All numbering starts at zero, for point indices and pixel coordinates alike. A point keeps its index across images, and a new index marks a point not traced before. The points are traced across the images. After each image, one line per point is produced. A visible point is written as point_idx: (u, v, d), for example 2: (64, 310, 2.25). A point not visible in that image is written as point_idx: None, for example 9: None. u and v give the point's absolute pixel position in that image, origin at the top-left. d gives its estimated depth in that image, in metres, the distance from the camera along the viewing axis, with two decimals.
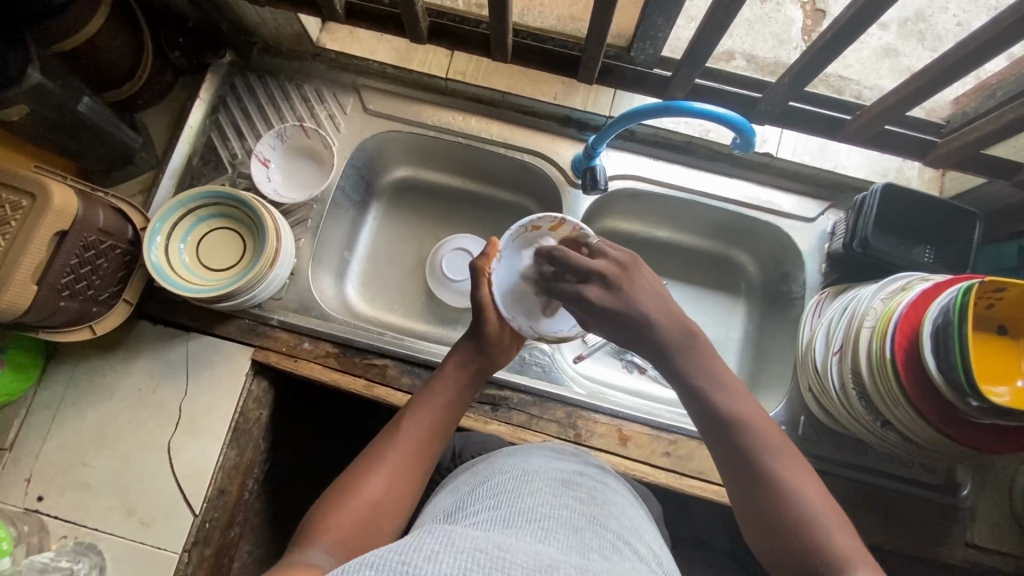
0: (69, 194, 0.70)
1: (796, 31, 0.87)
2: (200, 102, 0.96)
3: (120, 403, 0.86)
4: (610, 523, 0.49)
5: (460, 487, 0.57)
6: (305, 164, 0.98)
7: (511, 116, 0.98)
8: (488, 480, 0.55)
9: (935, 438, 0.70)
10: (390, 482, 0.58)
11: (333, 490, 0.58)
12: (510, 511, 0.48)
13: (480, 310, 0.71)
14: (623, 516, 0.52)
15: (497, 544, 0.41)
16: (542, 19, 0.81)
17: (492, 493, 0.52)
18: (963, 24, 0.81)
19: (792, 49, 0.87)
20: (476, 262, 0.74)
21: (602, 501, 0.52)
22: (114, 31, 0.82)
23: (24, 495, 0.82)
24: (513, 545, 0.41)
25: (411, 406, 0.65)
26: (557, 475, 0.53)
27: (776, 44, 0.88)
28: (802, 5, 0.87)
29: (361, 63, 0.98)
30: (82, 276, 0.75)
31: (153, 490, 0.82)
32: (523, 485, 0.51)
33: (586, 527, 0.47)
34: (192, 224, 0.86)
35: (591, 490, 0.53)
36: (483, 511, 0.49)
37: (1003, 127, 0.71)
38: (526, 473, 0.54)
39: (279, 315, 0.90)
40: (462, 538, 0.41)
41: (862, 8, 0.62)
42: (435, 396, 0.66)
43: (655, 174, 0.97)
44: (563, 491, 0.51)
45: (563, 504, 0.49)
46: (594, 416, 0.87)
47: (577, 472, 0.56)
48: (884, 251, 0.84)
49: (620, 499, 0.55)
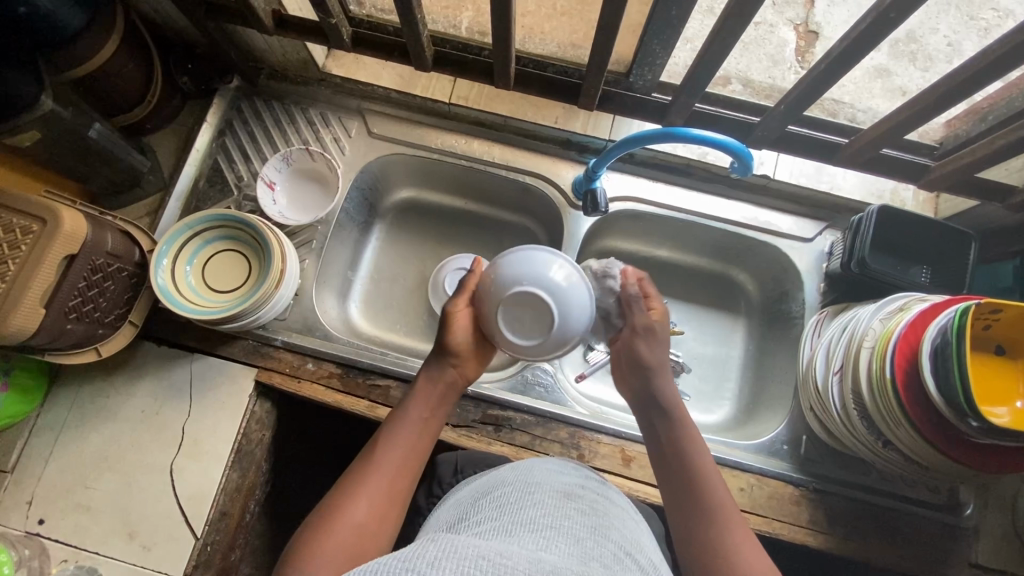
0: (79, 219, 0.71)
1: (789, 51, 0.89)
2: (207, 125, 0.98)
3: (123, 424, 0.86)
4: (610, 535, 0.49)
5: (462, 499, 0.57)
6: (303, 170, 0.99)
7: (513, 139, 1.00)
8: (490, 492, 0.55)
9: (936, 457, 0.70)
10: (372, 507, 0.58)
11: (314, 520, 0.57)
12: (512, 522, 0.48)
13: (447, 317, 0.73)
14: (625, 528, 0.53)
15: (499, 551, 0.41)
16: (543, 46, 0.84)
17: (494, 505, 0.52)
18: (953, 44, 0.84)
19: (787, 70, 0.89)
20: (465, 278, 0.75)
21: (603, 513, 0.53)
22: (126, 58, 0.84)
23: (25, 518, 0.81)
24: (516, 552, 0.42)
25: (389, 428, 0.65)
26: (557, 490, 0.54)
27: (770, 65, 0.90)
28: (794, 27, 0.90)
29: (366, 87, 1.01)
30: (89, 299, 0.75)
31: (155, 513, 0.82)
32: (525, 496, 0.52)
33: (587, 537, 0.47)
34: (197, 246, 0.87)
35: (591, 502, 0.54)
36: (484, 523, 0.49)
37: (995, 152, 0.73)
38: (529, 485, 0.54)
39: (282, 336, 0.91)
40: (464, 546, 0.41)
41: (855, 41, 0.64)
42: (411, 416, 0.67)
43: (654, 195, 0.98)
44: (563, 503, 0.52)
45: (564, 514, 0.50)
46: (596, 436, 0.87)
47: (576, 485, 0.56)
48: (882, 271, 0.85)
49: (620, 513, 0.56)
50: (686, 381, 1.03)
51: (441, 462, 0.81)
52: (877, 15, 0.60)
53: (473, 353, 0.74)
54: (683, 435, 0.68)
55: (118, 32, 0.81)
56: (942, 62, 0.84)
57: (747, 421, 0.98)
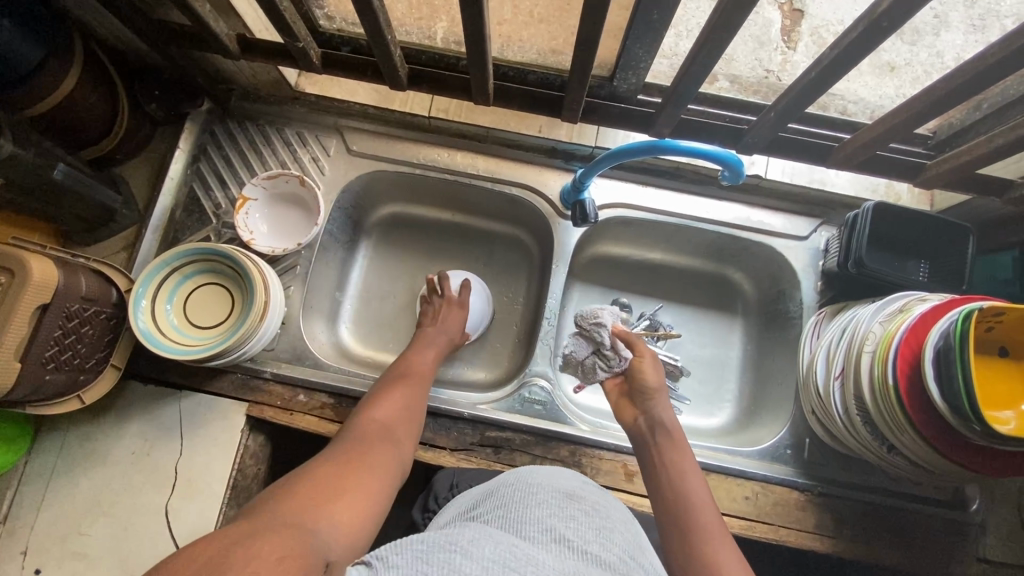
0: (49, 267, 0.68)
1: (775, 31, 0.84)
2: (179, 153, 0.95)
3: (116, 467, 0.84)
4: (615, 537, 0.50)
5: (464, 502, 0.58)
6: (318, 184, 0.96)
7: (496, 149, 0.97)
8: (496, 491, 0.56)
9: (942, 462, 0.69)
10: (406, 395, 0.76)
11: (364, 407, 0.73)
12: (522, 522, 0.48)
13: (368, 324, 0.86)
14: (626, 528, 0.53)
15: (516, 557, 0.42)
16: (522, 53, 0.80)
17: (501, 501, 0.52)
18: (940, 15, 0.77)
19: (773, 50, 0.84)
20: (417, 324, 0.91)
21: (606, 514, 0.53)
22: (87, 90, 0.80)
23: (20, 569, 0.80)
24: (534, 554, 0.43)
25: (419, 344, 0.87)
26: (561, 492, 0.54)
27: (755, 46, 0.84)
28: (779, 6, 0.85)
29: (342, 104, 0.97)
30: (67, 346, 0.73)
31: (152, 557, 0.80)
32: (530, 497, 0.52)
33: (594, 538, 0.48)
34: (178, 281, 0.84)
35: (594, 504, 0.54)
36: (493, 520, 0.49)
37: (995, 151, 0.70)
38: (532, 486, 0.54)
39: (271, 368, 0.89)
40: (488, 543, 0.43)
41: (848, 47, 0.60)
42: (439, 335, 0.90)
43: (643, 200, 0.96)
44: (568, 503, 0.52)
45: (570, 514, 0.50)
46: (598, 452, 0.86)
47: (579, 487, 0.56)
48: (879, 270, 0.83)
49: (621, 514, 0.56)
50: (685, 384, 1.01)
51: (438, 478, 0.80)
52: (869, 24, 0.56)
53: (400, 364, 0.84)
54: (673, 450, 0.68)
55: (78, 65, 0.77)
56: (929, 36, 0.78)
57: (750, 424, 0.96)
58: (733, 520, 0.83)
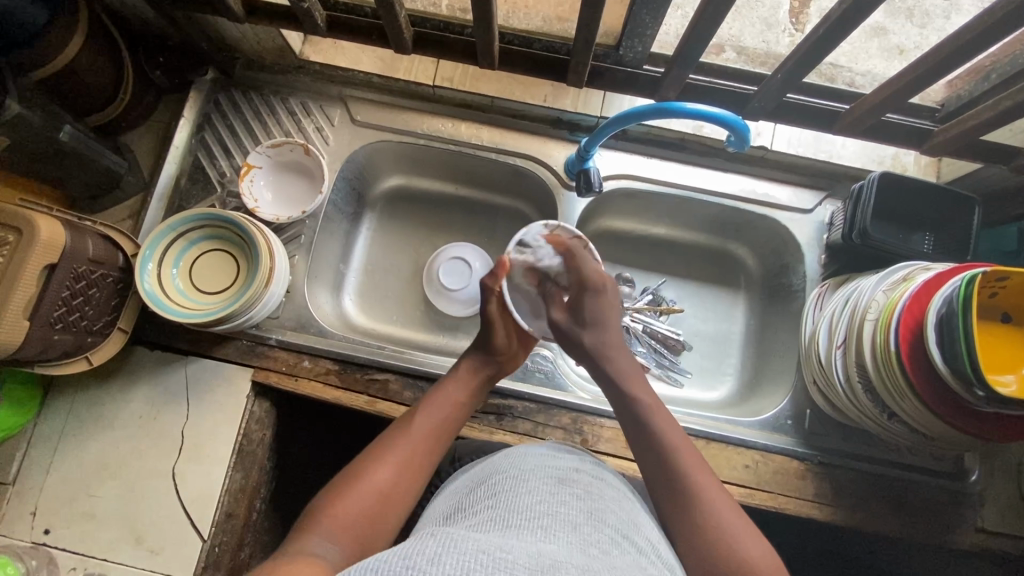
0: (56, 227, 0.68)
1: (784, 12, 0.81)
2: (183, 121, 0.95)
3: (123, 431, 0.85)
4: (607, 519, 0.48)
5: (457, 490, 0.56)
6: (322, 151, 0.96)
7: (501, 119, 0.97)
8: (486, 480, 0.54)
9: (943, 429, 0.70)
10: (399, 471, 0.60)
11: (330, 490, 0.58)
12: (509, 512, 0.47)
13: (489, 322, 0.76)
14: (621, 509, 0.52)
15: (499, 544, 0.41)
16: (528, 20, 0.80)
17: (492, 493, 0.51)
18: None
19: (781, 32, 0.82)
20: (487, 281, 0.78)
21: (600, 497, 0.52)
22: (92, 54, 0.80)
23: (31, 528, 0.81)
24: (515, 545, 0.41)
25: (424, 403, 0.68)
26: (552, 476, 0.53)
27: (763, 28, 0.82)
28: None
29: (347, 73, 0.97)
30: (75, 308, 0.74)
31: (161, 517, 0.81)
32: (520, 485, 0.51)
33: (585, 523, 0.46)
34: (184, 247, 0.85)
35: (587, 487, 0.53)
36: (480, 514, 0.48)
37: (1000, 115, 0.70)
38: (522, 473, 0.53)
39: (277, 335, 0.90)
40: (463, 540, 0.41)
41: (854, 5, 0.60)
42: (451, 391, 0.71)
43: (648, 171, 0.96)
44: (560, 489, 0.51)
45: (560, 501, 0.49)
46: (599, 420, 0.87)
47: (573, 469, 0.55)
48: (884, 241, 0.83)
49: (616, 494, 0.55)
50: (687, 358, 1.02)
51: None
52: None
53: (512, 351, 0.79)
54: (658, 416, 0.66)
55: (83, 28, 0.77)
56: (940, 18, 0.77)
57: (751, 397, 0.97)
58: (732, 488, 0.84)
